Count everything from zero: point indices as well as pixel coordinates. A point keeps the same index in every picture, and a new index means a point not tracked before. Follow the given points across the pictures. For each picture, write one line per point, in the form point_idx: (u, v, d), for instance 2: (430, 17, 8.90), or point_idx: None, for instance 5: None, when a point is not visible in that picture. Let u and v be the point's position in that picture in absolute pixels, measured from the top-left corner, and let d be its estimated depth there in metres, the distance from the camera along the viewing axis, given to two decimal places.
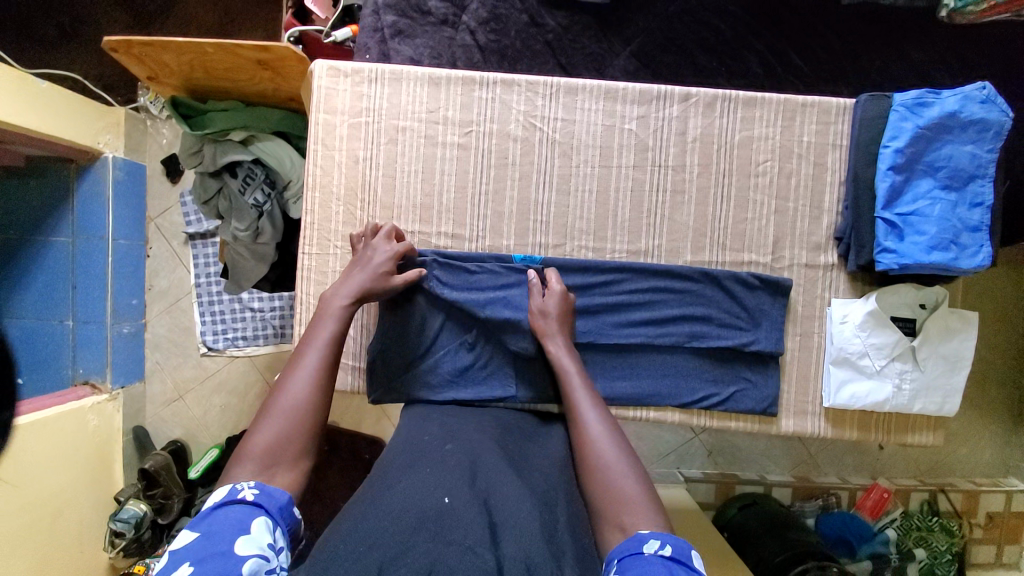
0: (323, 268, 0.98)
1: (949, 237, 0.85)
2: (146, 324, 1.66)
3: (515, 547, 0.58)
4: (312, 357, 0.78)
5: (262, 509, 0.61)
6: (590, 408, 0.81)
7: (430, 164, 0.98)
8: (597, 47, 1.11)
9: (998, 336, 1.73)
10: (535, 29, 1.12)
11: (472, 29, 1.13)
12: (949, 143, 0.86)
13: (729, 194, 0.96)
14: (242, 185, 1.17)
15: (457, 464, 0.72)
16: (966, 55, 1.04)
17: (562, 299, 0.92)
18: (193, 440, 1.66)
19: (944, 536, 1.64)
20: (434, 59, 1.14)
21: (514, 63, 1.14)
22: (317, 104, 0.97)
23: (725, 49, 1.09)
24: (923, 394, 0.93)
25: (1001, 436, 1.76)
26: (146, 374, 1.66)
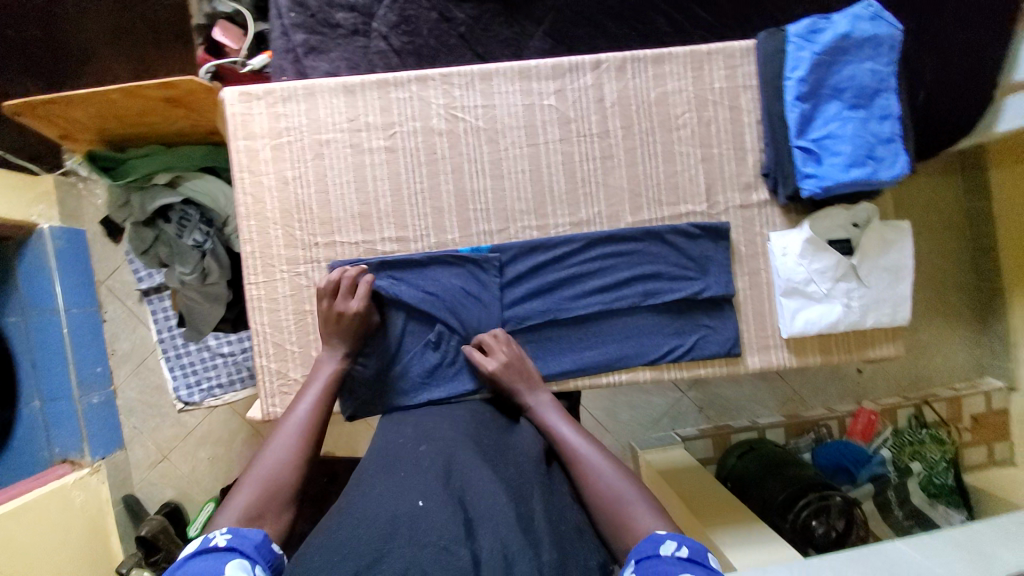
0: (271, 295, 0.95)
1: (865, 152, 0.88)
2: (116, 391, 1.60)
3: (492, 538, 0.61)
4: (299, 416, 0.82)
5: (236, 551, 0.61)
6: (584, 445, 0.81)
7: (361, 172, 0.96)
8: (510, 32, 1.14)
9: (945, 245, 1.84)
10: (447, 25, 1.13)
11: (385, 35, 1.14)
12: (849, 64, 0.90)
13: (656, 151, 0.99)
14: (179, 228, 1.13)
15: (430, 465, 0.72)
16: None
17: (514, 354, 0.92)
18: (187, 499, 1.61)
19: (936, 446, 1.70)
20: (353, 70, 1.15)
21: (432, 61, 1.15)
22: (235, 132, 0.95)
23: (633, 14, 1.13)
24: (873, 308, 0.96)
25: (968, 338, 1.85)
26: (126, 441, 1.61)
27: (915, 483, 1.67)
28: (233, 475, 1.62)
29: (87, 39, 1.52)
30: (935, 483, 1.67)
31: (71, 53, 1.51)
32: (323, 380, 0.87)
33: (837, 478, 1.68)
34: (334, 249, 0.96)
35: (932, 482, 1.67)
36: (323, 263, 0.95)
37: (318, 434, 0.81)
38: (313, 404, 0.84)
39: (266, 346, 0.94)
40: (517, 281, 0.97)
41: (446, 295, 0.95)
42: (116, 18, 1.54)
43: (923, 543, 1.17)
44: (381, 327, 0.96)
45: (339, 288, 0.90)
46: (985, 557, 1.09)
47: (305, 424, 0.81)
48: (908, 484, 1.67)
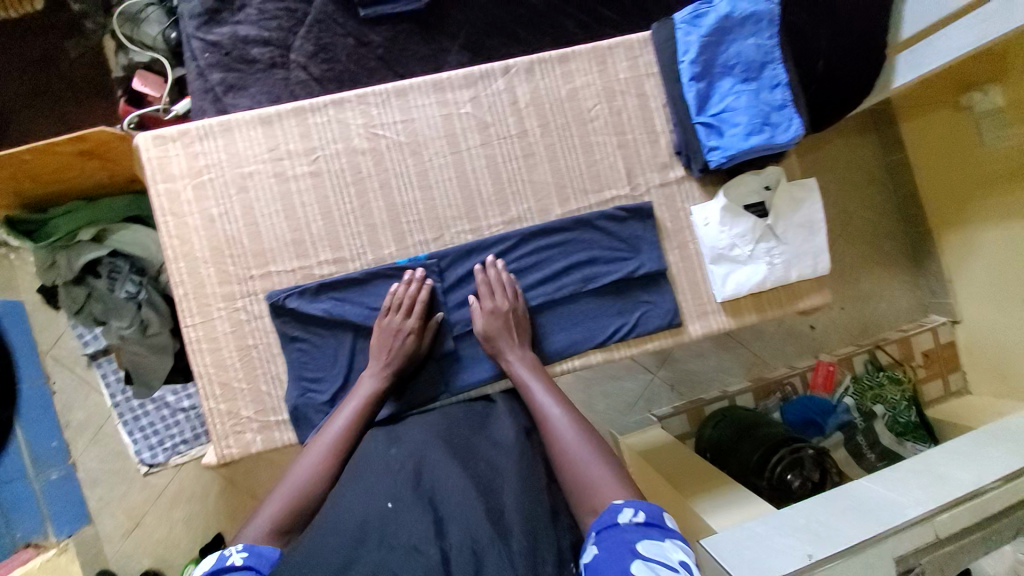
0: (211, 335, 0.94)
1: (761, 120, 0.95)
2: (76, 463, 1.53)
3: (462, 530, 0.64)
4: (332, 432, 0.85)
5: (254, 570, 0.66)
6: (555, 408, 0.85)
7: (289, 201, 0.97)
8: (428, 48, 1.18)
9: (870, 197, 1.97)
10: (364, 49, 1.17)
11: (304, 64, 1.16)
12: (734, 41, 0.96)
13: (574, 143, 1.03)
14: (110, 282, 1.11)
15: (401, 469, 0.74)
16: None
17: (500, 313, 0.94)
18: (167, 564, 1.54)
19: (895, 387, 1.79)
20: (276, 102, 1.16)
21: (354, 84, 1.18)
22: (154, 176, 0.95)
23: (542, 19, 1.20)
24: (795, 262, 1.02)
25: (907, 281, 1.98)
26: (93, 514, 1.52)
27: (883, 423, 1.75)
28: (213, 530, 1.56)
29: (11, 109, 1.50)
30: (900, 423, 1.76)
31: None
32: (365, 396, 0.89)
33: (806, 431, 1.75)
34: (271, 279, 0.95)
35: (897, 422, 1.75)
36: (262, 295, 0.95)
37: (349, 452, 0.85)
38: (349, 420, 0.87)
39: (213, 388, 0.93)
40: (461, 285, 0.99)
41: None
42: (33, 82, 1.51)
43: (887, 478, 1.16)
44: (331, 350, 0.95)
45: (399, 298, 0.93)
46: (946, 480, 1.09)
47: (337, 442, 0.85)
48: (875, 425, 1.74)
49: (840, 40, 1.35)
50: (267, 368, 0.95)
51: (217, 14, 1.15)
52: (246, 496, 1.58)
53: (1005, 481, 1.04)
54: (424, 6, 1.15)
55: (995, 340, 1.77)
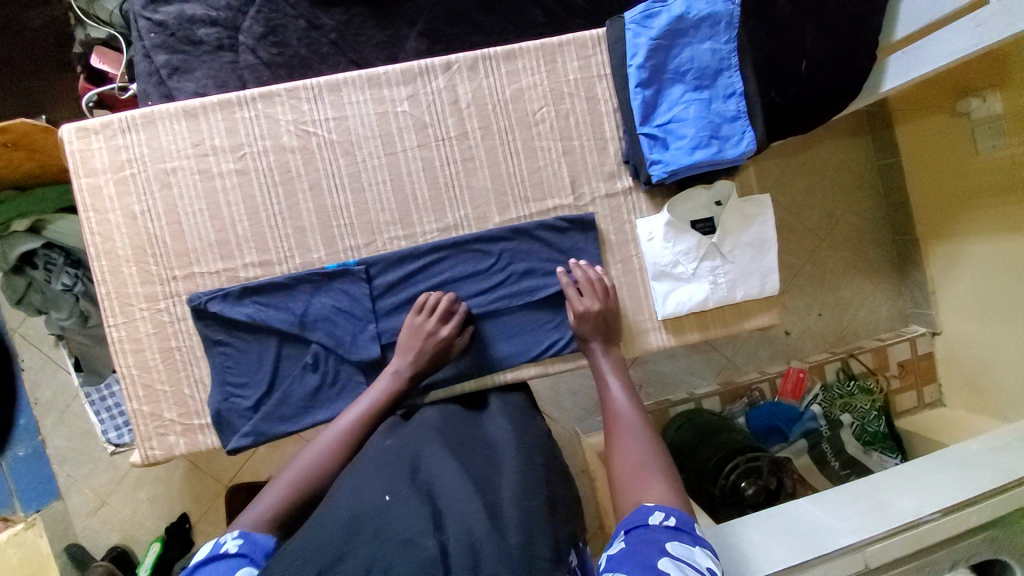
0: (134, 336, 0.93)
1: (709, 133, 0.89)
2: (45, 440, 1.53)
3: (460, 524, 0.60)
4: (341, 426, 0.84)
5: (247, 558, 0.64)
6: (625, 410, 0.85)
7: (214, 199, 0.94)
8: (384, 35, 1.09)
9: (863, 202, 1.88)
10: (316, 32, 1.07)
11: (252, 47, 1.06)
12: (687, 45, 0.90)
13: (517, 148, 0.98)
14: (46, 273, 1.10)
15: (397, 461, 0.72)
16: None
17: (607, 307, 0.95)
18: (134, 541, 1.55)
19: (865, 397, 1.72)
20: (221, 88, 1.07)
21: (306, 72, 1.09)
22: (76, 170, 0.91)
23: (509, 7, 1.11)
24: (740, 282, 0.99)
25: (890, 290, 1.90)
26: (62, 490, 1.53)
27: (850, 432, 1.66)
28: (176, 512, 1.56)
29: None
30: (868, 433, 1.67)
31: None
32: (379, 395, 0.88)
33: (769, 439, 1.69)
34: (195, 281, 0.94)
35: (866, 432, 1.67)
36: (183, 297, 0.93)
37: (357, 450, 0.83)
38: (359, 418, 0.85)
39: (136, 390, 0.93)
40: (390, 293, 0.97)
41: (318, 316, 0.94)
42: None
43: (825, 498, 1.14)
44: (256, 355, 0.94)
45: (433, 301, 0.93)
46: (883, 507, 1.06)
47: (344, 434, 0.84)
48: (841, 433, 1.65)
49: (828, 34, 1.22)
50: (189, 372, 0.94)
51: None
52: (210, 481, 1.57)
53: (945, 513, 1.00)
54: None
55: (976, 360, 1.67)
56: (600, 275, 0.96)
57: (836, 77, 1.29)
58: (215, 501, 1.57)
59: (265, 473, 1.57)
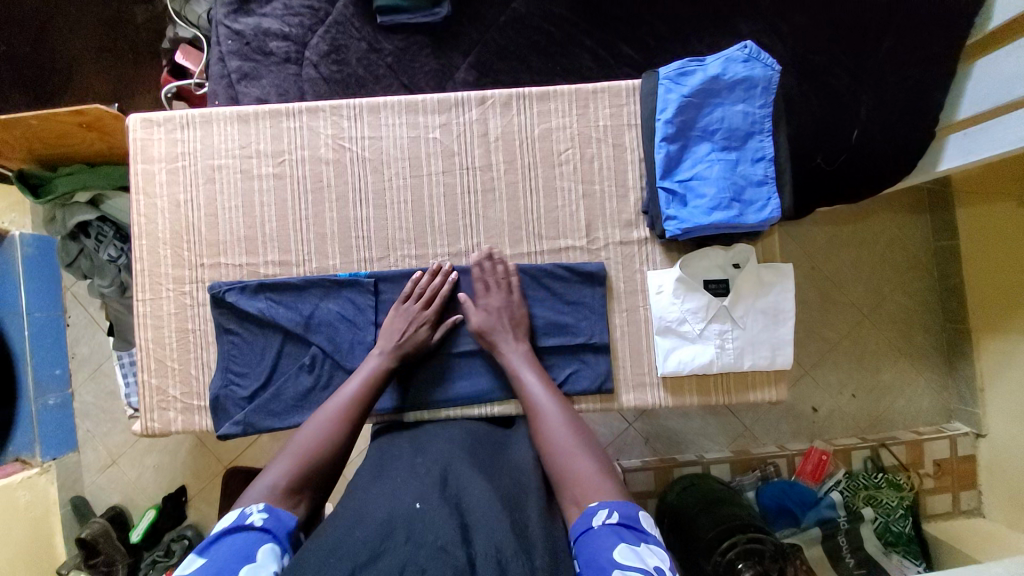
0: (156, 313, 0.99)
1: (730, 196, 0.88)
2: (73, 393, 1.60)
3: (488, 543, 0.58)
4: (341, 399, 0.84)
5: (270, 534, 0.64)
6: (545, 399, 0.84)
7: (250, 198, 1.00)
8: (435, 64, 1.14)
9: (920, 283, 1.71)
10: (375, 55, 1.14)
11: (315, 63, 1.14)
12: (719, 106, 0.90)
13: (537, 186, 1.00)
14: (96, 243, 1.21)
15: (426, 472, 0.72)
16: (740, 30, 1.13)
17: (506, 302, 0.94)
18: (132, 504, 1.60)
19: (893, 492, 1.53)
20: (283, 97, 1.14)
21: (359, 90, 1.15)
22: (136, 156, 1.00)
23: (557, 49, 1.14)
24: (749, 350, 0.95)
25: (937, 380, 1.69)
26: (79, 443, 1.60)
27: (870, 529, 1.48)
28: (177, 483, 1.60)
29: (75, 61, 1.54)
30: (891, 532, 1.50)
31: (59, 75, 1.53)
32: (368, 373, 0.89)
33: (778, 521, 1.51)
34: (219, 271, 1.00)
35: (888, 531, 1.50)
36: (206, 284, 0.99)
37: (360, 417, 0.84)
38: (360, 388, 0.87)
39: (149, 362, 0.99)
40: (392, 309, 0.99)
41: (323, 321, 0.97)
42: (93, 31, 1.54)
43: None
44: (260, 348, 0.98)
45: (422, 286, 0.96)
46: None
47: (350, 405, 0.84)
48: (862, 529, 1.47)
49: (885, 108, 1.14)
50: (198, 355, 0.99)
51: (246, 5, 1.14)
52: (211, 459, 1.61)
53: None
54: (441, 20, 1.11)
55: (1006, 456, 1.53)
56: (507, 266, 0.97)
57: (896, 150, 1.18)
58: (213, 480, 1.60)
59: (262, 462, 1.59)
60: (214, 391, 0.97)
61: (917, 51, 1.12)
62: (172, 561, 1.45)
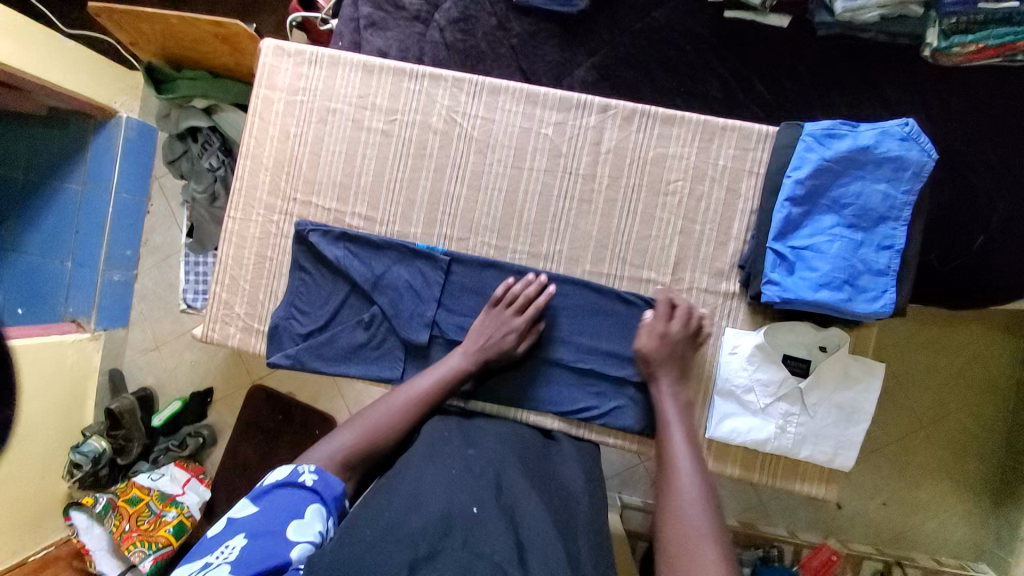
0: (241, 233, 1.03)
1: (843, 277, 0.82)
2: (137, 276, 1.69)
3: (541, 567, 0.62)
4: (418, 390, 0.85)
5: (318, 495, 0.69)
6: (684, 454, 0.77)
7: (353, 147, 1.01)
8: (559, 56, 1.10)
9: (985, 409, 1.53)
10: (502, 33, 1.11)
11: (442, 28, 1.12)
12: (858, 179, 0.83)
13: (636, 210, 0.96)
14: (201, 150, 1.26)
15: (480, 472, 0.72)
16: (894, 99, 1.03)
17: (682, 337, 0.89)
18: (162, 390, 1.67)
19: None
20: (402, 53, 1.13)
21: (476, 64, 1.12)
22: (260, 80, 1.03)
23: (687, 70, 1.07)
24: (811, 440, 0.89)
25: (974, 513, 1.52)
26: (130, 321, 1.69)
27: None
28: (205, 383, 1.66)
29: None
30: None
31: None
32: (447, 370, 0.88)
33: None
34: (307, 209, 1.02)
35: None
36: (294, 218, 1.02)
37: (428, 412, 0.85)
38: (434, 384, 0.87)
39: (223, 277, 1.03)
40: (458, 291, 0.98)
41: (392, 285, 0.98)
42: None
43: None
44: (327, 292, 1.00)
45: (515, 292, 0.93)
46: None
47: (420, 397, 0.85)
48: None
49: (1019, 223, 1.00)
50: (269, 283, 1.02)
51: None
52: (242, 370, 1.66)
53: None
54: (577, 11, 1.08)
55: None
56: (684, 308, 0.91)
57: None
58: (238, 391, 1.65)
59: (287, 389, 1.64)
60: (274, 318, 0.99)
61: None
62: (185, 452, 1.57)
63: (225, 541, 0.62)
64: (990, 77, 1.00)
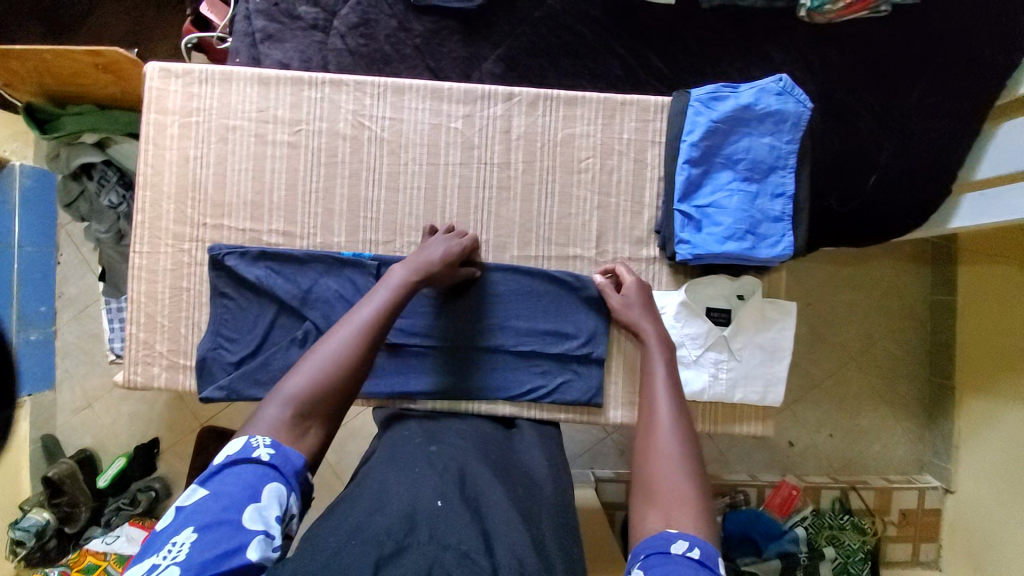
0: (152, 268, 0.98)
1: (745, 228, 0.89)
2: (56, 332, 1.56)
3: (508, 553, 0.59)
4: (362, 316, 0.75)
5: (276, 471, 0.60)
6: (664, 397, 0.76)
7: (261, 163, 0.98)
8: (464, 51, 1.11)
9: (908, 334, 1.68)
10: (404, 34, 1.10)
11: (343, 34, 1.10)
12: (746, 135, 0.90)
13: (553, 190, 0.99)
14: (98, 186, 1.19)
15: (443, 467, 0.70)
16: (775, 59, 1.11)
17: (643, 296, 0.91)
18: (102, 449, 1.56)
19: (857, 534, 1.49)
20: (305, 64, 1.10)
21: (383, 68, 1.12)
22: (148, 105, 0.98)
23: (588, 53, 1.11)
24: (742, 383, 0.95)
25: (914, 432, 1.67)
26: (56, 382, 1.56)
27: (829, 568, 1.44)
28: (149, 434, 1.57)
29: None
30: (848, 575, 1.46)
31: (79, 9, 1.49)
32: (393, 289, 0.79)
33: (737, 549, 1.46)
34: (221, 233, 0.98)
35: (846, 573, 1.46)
36: (207, 244, 0.98)
37: (381, 339, 0.75)
38: (379, 309, 0.76)
39: (138, 316, 0.97)
40: None
41: (322, 299, 0.96)
42: None
43: None
44: (253, 316, 0.96)
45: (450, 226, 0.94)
46: None
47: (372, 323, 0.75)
48: (820, 567, 1.44)
49: (910, 152, 1.11)
50: (190, 315, 0.98)
51: None
52: (188, 414, 1.57)
53: None
54: (475, 6, 1.08)
55: (974, 520, 1.51)
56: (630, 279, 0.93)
57: (922, 202, 1.15)
58: (187, 436, 1.56)
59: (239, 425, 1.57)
60: (200, 352, 0.95)
61: (942, 107, 1.10)
62: (138, 510, 1.44)
63: (170, 537, 0.52)
64: (855, 28, 1.09)
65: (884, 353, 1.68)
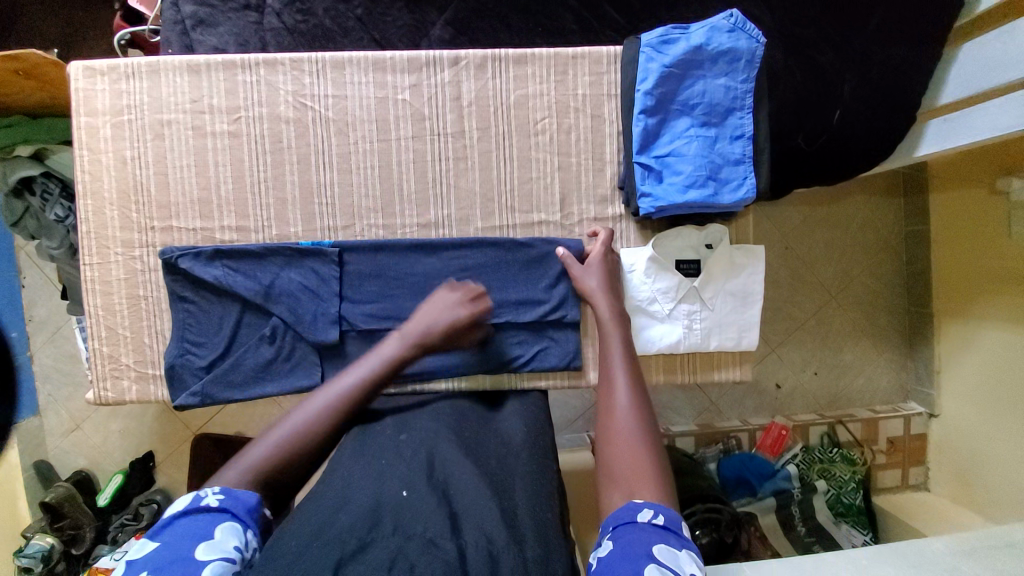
0: (105, 278, 0.94)
1: (706, 174, 0.88)
2: (32, 356, 1.51)
3: (477, 530, 0.58)
4: (350, 380, 0.76)
5: (228, 513, 0.59)
6: (622, 380, 0.75)
7: (203, 157, 0.94)
8: (410, 18, 1.02)
9: (884, 267, 1.70)
10: (343, 6, 1.01)
11: (278, 11, 1.01)
12: (700, 78, 0.88)
13: (511, 155, 0.96)
14: (42, 202, 1.12)
15: (412, 455, 0.71)
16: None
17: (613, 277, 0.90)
18: (98, 468, 1.55)
19: (846, 466, 1.54)
20: (243, 48, 1.02)
21: (326, 45, 1.03)
22: (77, 108, 0.92)
23: (539, 8, 1.03)
24: (716, 331, 0.95)
25: (896, 361, 1.71)
26: (41, 408, 1.52)
27: (823, 500, 1.48)
28: (143, 448, 1.55)
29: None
30: (842, 505, 1.50)
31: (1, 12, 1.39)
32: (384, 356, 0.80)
33: (733, 492, 1.51)
34: (171, 234, 0.94)
35: (840, 503, 1.50)
36: (157, 248, 0.94)
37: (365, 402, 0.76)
38: (368, 374, 0.77)
39: (99, 330, 0.94)
40: (357, 280, 0.95)
41: (285, 292, 0.93)
42: None
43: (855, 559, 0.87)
44: (217, 318, 0.94)
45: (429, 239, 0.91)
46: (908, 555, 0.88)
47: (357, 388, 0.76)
48: (814, 500, 1.47)
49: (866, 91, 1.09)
50: (152, 323, 0.95)
51: None
52: (179, 425, 1.56)
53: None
54: None
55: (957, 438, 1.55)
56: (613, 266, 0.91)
57: (883, 133, 1.14)
58: (180, 446, 1.55)
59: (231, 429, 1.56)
60: (168, 360, 0.92)
61: (898, 32, 1.07)
62: (142, 524, 1.42)
63: None
64: None
65: (861, 288, 1.70)
